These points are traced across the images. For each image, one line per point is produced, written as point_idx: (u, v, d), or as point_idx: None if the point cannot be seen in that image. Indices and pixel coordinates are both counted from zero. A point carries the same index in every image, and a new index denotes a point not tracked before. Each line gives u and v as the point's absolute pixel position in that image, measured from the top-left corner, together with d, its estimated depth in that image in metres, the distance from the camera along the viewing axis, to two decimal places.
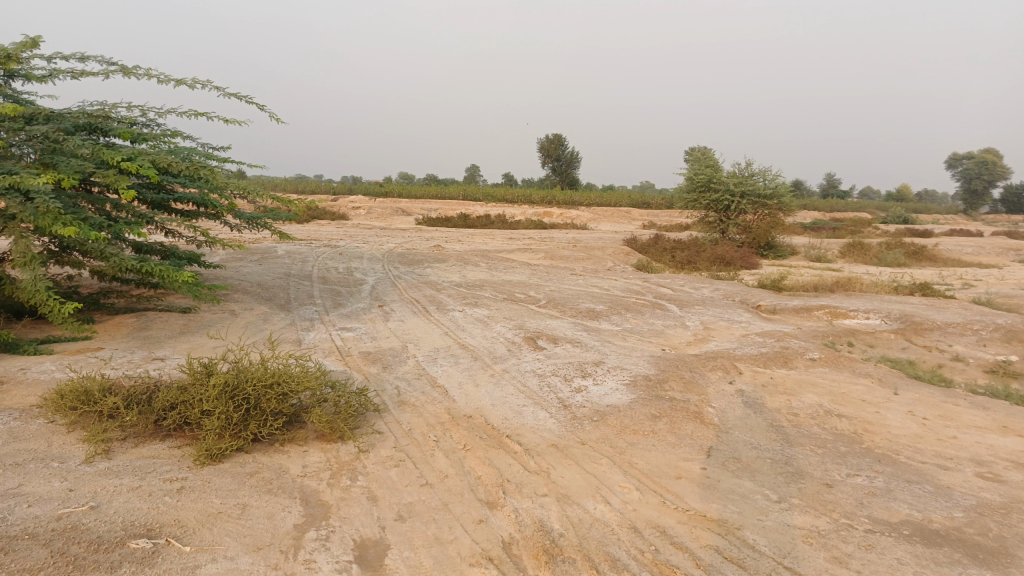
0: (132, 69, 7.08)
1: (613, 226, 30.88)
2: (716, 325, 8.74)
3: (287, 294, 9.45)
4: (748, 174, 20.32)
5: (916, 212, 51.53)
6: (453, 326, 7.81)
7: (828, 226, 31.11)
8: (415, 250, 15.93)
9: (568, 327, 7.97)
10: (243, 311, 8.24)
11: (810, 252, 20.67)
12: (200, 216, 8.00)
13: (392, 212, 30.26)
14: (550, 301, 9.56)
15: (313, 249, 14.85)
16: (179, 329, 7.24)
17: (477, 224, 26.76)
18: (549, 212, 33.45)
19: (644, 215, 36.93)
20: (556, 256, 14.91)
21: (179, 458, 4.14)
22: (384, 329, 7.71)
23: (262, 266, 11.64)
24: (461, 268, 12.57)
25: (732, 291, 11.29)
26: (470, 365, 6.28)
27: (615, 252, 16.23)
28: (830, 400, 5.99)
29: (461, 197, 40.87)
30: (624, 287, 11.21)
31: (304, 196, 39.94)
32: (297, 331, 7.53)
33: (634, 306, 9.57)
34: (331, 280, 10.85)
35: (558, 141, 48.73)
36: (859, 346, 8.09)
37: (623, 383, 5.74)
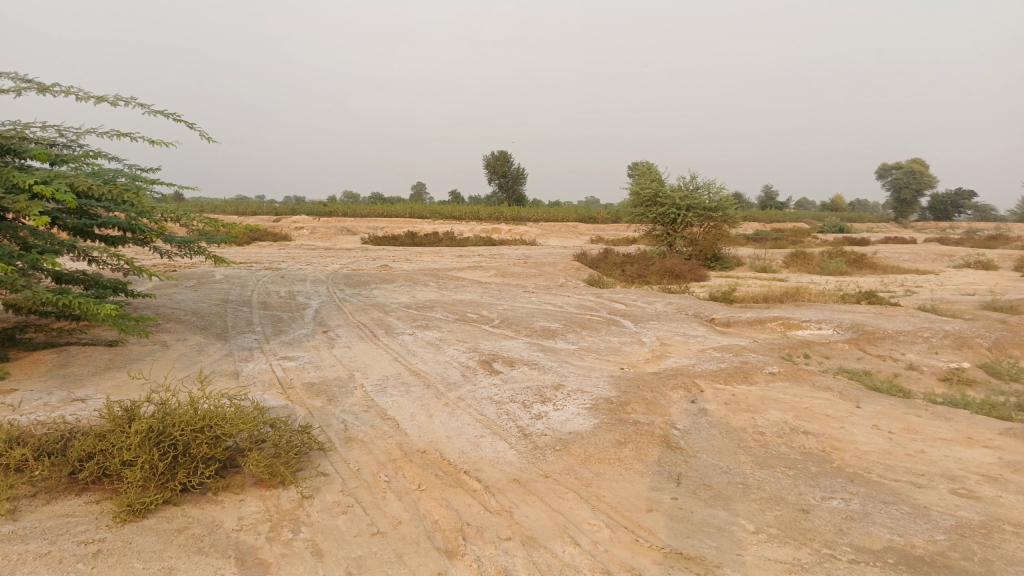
0: (46, 86, 6.50)
1: (561, 241, 30.82)
2: (673, 341, 8.57)
3: (224, 322, 8.92)
4: (693, 187, 20.48)
5: (851, 221, 53.23)
6: (403, 351, 7.43)
7: (770, 237, 31.69)
8: (361, 270, 15.45)
9: (524, 348, 7.68)
10: (176, 343, 7.70)
11: (756, 263, 20.92)
12: (128, 242, 7.71)
13: (337, 232, 29.60)
14: (503, 321, 9.26)
15: (253, 273, 14.22)
16: (104, 365, 6.68)
17: (424, 242, 26.34)
18: (497, 229, 33.25)
19: (591, 229, 37.09)
20: (507, 273, 14.63)
21: (96, 515, 3.66)
22: (329, 357, 7.29)
23: (198, 292, 11.05)
24: (410, 289, 12.18)
25: (685, 305, 11.19)
26: (422, 394, 5.92)
27: (565, 268, 16.06)
28: (795, 416, 5.84)
29: (407, 215, 40.34)
30: (577, 304, 10.99)
31: (245, 218, 38.82)
32: (235, 362, 7.05)
33: (588, 323, 9.35)
34: (272, 305, 10.34)
35: (503, 158, 48.72)
36: (816, 357, 8.02)
37: (584, 407, 5.47)
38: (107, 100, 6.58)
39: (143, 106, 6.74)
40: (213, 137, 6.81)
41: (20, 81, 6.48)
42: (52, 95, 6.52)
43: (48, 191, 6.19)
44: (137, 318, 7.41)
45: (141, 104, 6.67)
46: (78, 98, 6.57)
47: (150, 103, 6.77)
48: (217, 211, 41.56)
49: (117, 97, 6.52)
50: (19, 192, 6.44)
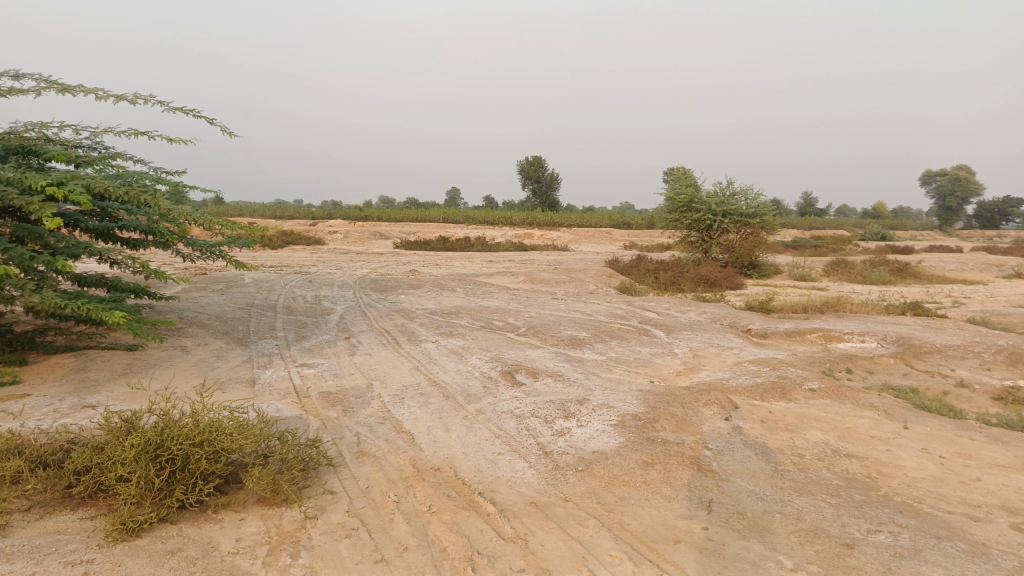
0: (68, 86, 6.48)
1: (594, 247, 30.43)
2: (706, 353, 8.20)
3: (247, 327, 8.80)
4: (730, 193, 19.98)
5: (893, 229, 51.88)
6: (425, 360, 7.20)
7: (808, 244, 30.92)
8: (389, 275, 15.33)
9: (549, 358, 7.39)
10: (195, 348, 7.59)
11: (794, 271, 20.32)
12: (147, 245, 7.69)
13: (370, 236, 29.70)
14: (530, 329, 8.99)
15: (282, 277, 14.18)
16: (121, 370, 6.58)
17: (456, 246, 26.23)
18: (530, 234, 33.05)
19: (625, 235, 36.64)
20: (537, 279, 14.36)
21: (88, 534, 3.48)
22: (348, 365, 7.09)
23: (225, 297, 10.99)
24: (437, 295, 11.97)
25: (720, 314, 10.79)
26: (440, 406, 5.67)
27: (597, 274, 15.73)
28: (837, 438, 5.45)
29: (440, 220, 40.30)
30: (607, 312, 10.67)
31: (281, 221, 39.28)
32: (253, 369, 6.88)
33: (618, 332, 9.02)
34: (297, 310, 10.22)
35: (537, 163, 48.52)
36: (859, 373, 7.59)
37: (610, 424, 5.16)
38: (126, 98, 6.51)
39: (162, 103, 6.66)
40: (231, 135, 6.67)
41: (40, 80, 6.45)
42: (71, 94, 6.47)
43: (61, 192, 6.12)
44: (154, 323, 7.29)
45: (160, 102, 6.58)
46: (96, 97, 6.51)
47: (169, 102, 6.69)
48: (254, 215, 42.01)
49: (136, 95, 6.45)
50: (36, 193, 6.39)
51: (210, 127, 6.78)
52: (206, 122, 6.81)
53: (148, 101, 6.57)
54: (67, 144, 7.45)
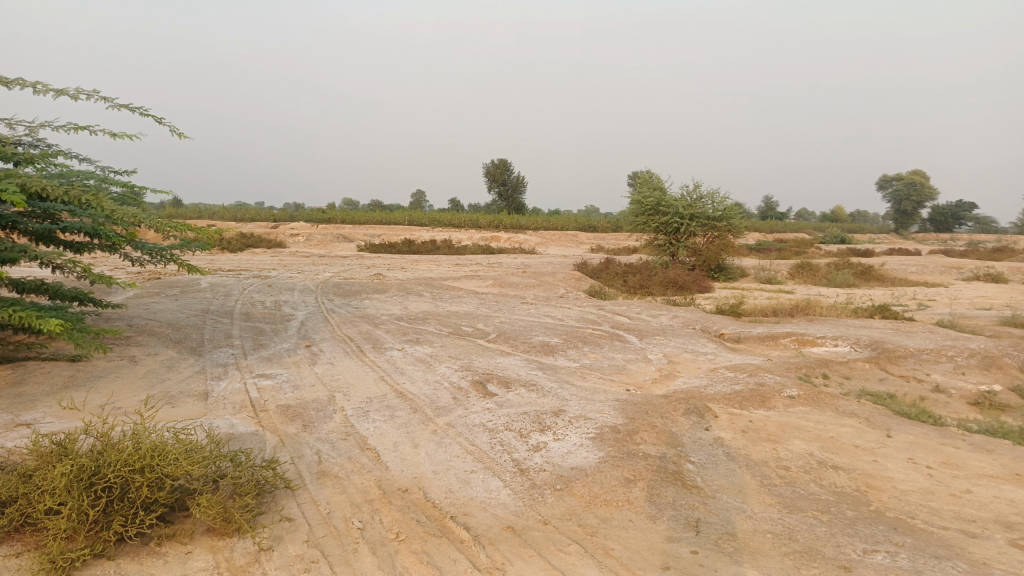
0: (2, 78, 6.00)
1: (561, 250, 30.28)
2: (681, 358, 8.00)
3: (201, 335, 8.35)
4: (697, 196, 19.95)
5: (852, 232, 52.85)
6: (391, 369, 6.86)
7: (772, 247, 31.19)
8: (353, 279, 14.89)
9: (521, 366, 7.11)
10: (145, 358, 7.13)
11: (761, 274, 20.38)
12: (93, 248, 7.21)
13: (333, 239, 29.09)
14: (500, 335, 8.69)
15: (240, 282, 13.67)
16: (62, 383, 6.11)
17: (421, 250, 25.81)
18: (496, 237, 32.77)
19: (592, 238, 36.59)
20: (505, 283, 14.08)
21: (10, 574, 3.07)
22: (309, 375, 6.71)
23: (180, 303, 10.48)
24: (402, 299, 11.61)
25: (692, 318, 10.62)
26: (407, 419, 5.35)
27: (565, 277, 15.50)
28: (821, 448, 5.26)
29: (405, 222, 39.79)
30: (577, 317, 10.42)
31: (242, 223, 38.42)
32: (206, 380, 6.47)
33: (591, 338, 8.77)
34: (256, 317, 9.77)
35: (503, 166, 48.31)
36: (835, 378, 7.45)
37: (588, 437, 4.89)
38: (67, 93, 6.05)
39: (107, 99, 6.21)
40: (183, 134, 6.25)
41: None
42: (6, 87, 5.99)
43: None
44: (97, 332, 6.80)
45: (105, 98, 6.13)
46: (34, 91, 6.04)
47: (116, 97, 6.25)
48: (215, 218, 41.04)
49: (79, 90, 5.99)
50: None
51: (161, 125, 6.35)
52: (155, 119, 6.38)
53: (91, 97, 6.11)
54: (4, 141, 6.95)
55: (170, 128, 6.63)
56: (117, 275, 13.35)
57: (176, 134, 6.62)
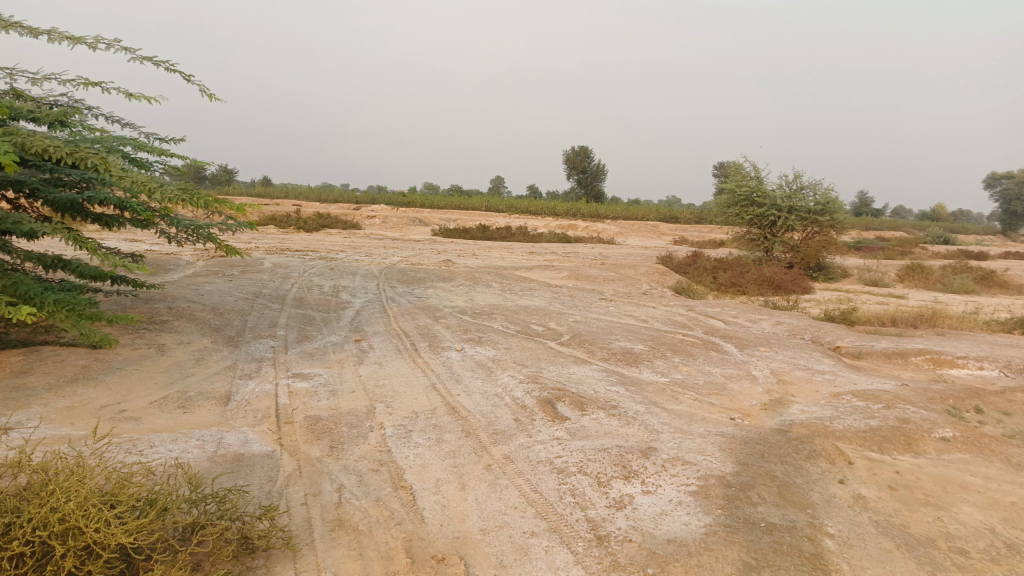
0: (14, 22, 5.24)
1: (642, 241, 28.76)
2: (792, 378, 6.65)
3: (243, 323, 7.55)
4: (797, 187, 18.18)
5: (958, 232, 49.02)
6: (446, 375, 5.81)
7: (873, 246, 28.73)
8: (421, 265, 13.98)
9: (599, 379, 5.93)
10: (175, 348, 6.34)
11: (865, 276, 18.44)
12: (121, 223, 6.38)
13: (409, 221, 28.49)
14: (575, 337, 7.52)
15: (304, 264, 13.01)
16: (72, 374, 5.31)
17: (497, 236, 24.89)
18: (574, 225, 31.51)
19: (675, 229, 34.86)
20: (582, 275, 12.89)
21: None
22: (350, 378, 5.74)
23: (232, 285, 9.80)
24: (469, 290, 10.59)
25: (798, 326, 9.18)
26: (456, 448, 4.28)
27: (649, 271, 14.17)
28: (1004, 521, 3.90)
29: (482, 207, 39.01)
30: (664, 318, 9.14)
31: (322, 203, 38.63)
32: (232, 380, 5.57)
33: (682, 345, 7.51)
34: (308, 303, 8.96)
35: (583, 154, 46.98)
36: (992, 413, 5.96)
37: (687, 492, 3.70)
38: (81, 41, 5.21)
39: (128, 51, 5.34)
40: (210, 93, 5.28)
41: None
42: (16, 32, 5.21)
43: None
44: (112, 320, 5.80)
45: (124, 48, 5.27)
46: (47, 38, 5.25)
47: (137, 48, 5.38)
48: (297, 197, 41.52)
49: (93, 38, 5.13)
50: None
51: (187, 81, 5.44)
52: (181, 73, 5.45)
53: (109, 45, 5.26)
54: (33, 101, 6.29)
55: (200, 87, 5.75)
56: (180, 251, 12.88)
57: (206, 93, 5.70)
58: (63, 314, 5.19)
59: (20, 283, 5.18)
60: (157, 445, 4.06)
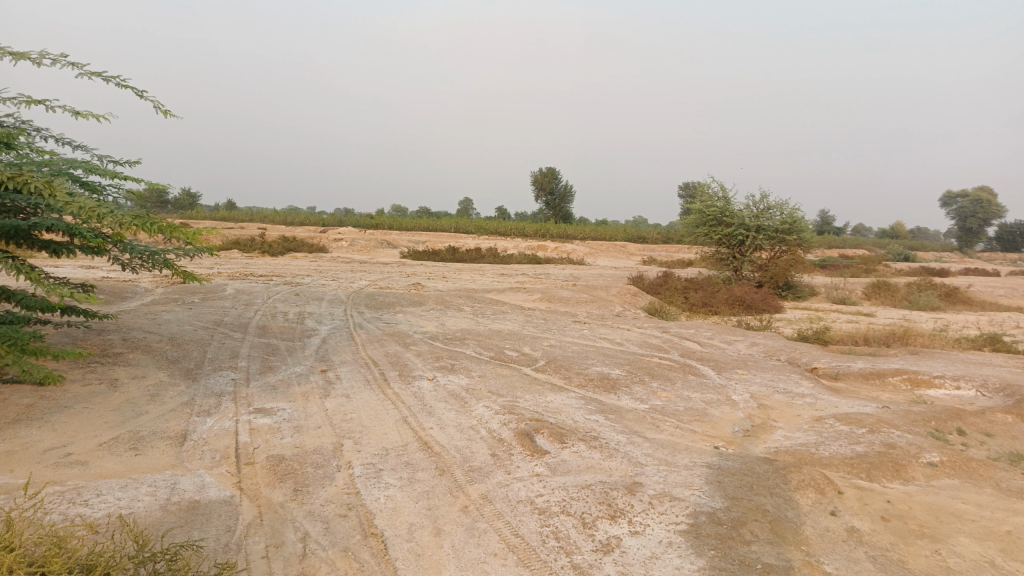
0: None
1: (611, 261, 28.76)
2: (773, 403, 6.51)
3: (203, 354, 7.20)
4: (764, 206, 18.27)
5: (917, 249, 50.08)
6: (417, 407, 5.54)
7: (837, 264, 29.12)
8: (389, 289, 13.69)
9: (577, 408, 5.71)
10: (128, 383, 5.98)
11: (832, 294, 18.58)
12: (70, 250, 6.00)
13: (377, 244, 28.14)
14: (550, 363, 7.29)
15: (268, 289, 12.64)
16: (14, 414, 4.93)
17: (466, 258, 24.67)
18: (544, 245, 31.43)
19: (643, 249, 34.98)
20: (554, 297, 12.71)
21: None
22: (316, 412, 5.43)
23: (192, 313, 9.41)
24: (439, 314, 10.33)
25: (773, 347, 9.09)
26: (430, 488, 4.02)
27: (620, 292, 14.06)
28: (1002, 553, 3.75)
29: (450, 229, 38.80)
30: (639, 341, 8.97)
31: (287, 226, 38.09)
32: (189, 417, 5.23)
33: (659, 370, 7.34)
34: (272, 332, 8.62)
35: (550, 175, 47.16)
36: (974, 435, 5.87)
37: (677, 532, 3.49)
38: (24, 57, 4.85)
39: (76, 68, 5.02)
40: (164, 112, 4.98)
41: None
42: None
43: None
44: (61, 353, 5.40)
45: (71, 63, 4.91)
46: None
47: (86, 64, 5.03)
48: (262, 220, 40.90)
49: (37, 53, 4.77)
50: None
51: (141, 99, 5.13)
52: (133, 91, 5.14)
53: (55, 61, 4.90)
54: None
55: (155, 106, 5.44)
56: (138, 277, 12.42)
57: (161, 111, 5.37)
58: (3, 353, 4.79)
59: None
60: (103, 493, 3.72)
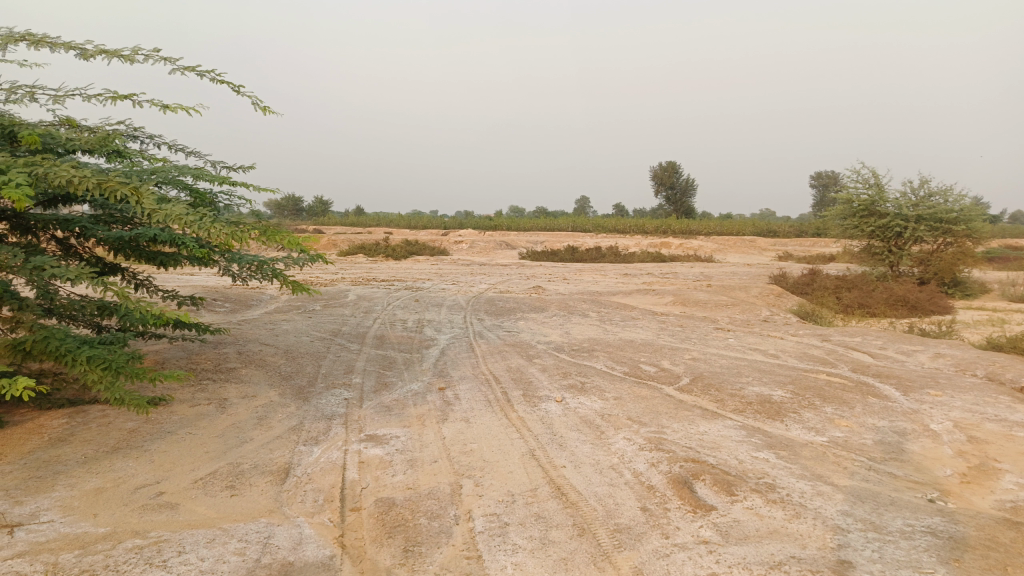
0: (44, 37, 4.62)
1: (743, 258, 26.90)
2: (987, 435, 5.20)
3: (317, 369, 6.75)
4: (925, 194, 16.15)
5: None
6: (547, 438, 4.73)
7: (1006, 256, 25.73)
8: (510, 293, 13.02)
9: (739, 442, 4.71)
10: (237, 404, 5.56)
11: (1011, 292, 16.13)
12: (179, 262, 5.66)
13: (496, 245, 27.75)
14: (697, 381, 6.30)
15: (389, 295, 12.32)
16: (115, 442, 4.56)
17: (587, 257, 23.76)
18: (668, 242, 29.93)
19: (776, 244, 32.62)
20: (689, 299, 11.58)
21: None
22: (432, 442, 4.74)
23: (311, 322, 9.11)
24: (564, 321, 9.51)
25: (965, 359, 7.58)
26: (569, 555, 3.19)
27: (762, 293, 12.69)
28: None
29: (569, 229, 37.93)
30: (797, 352, 7.76)
31: (409, 230, 38.69)
32: (295, 446, 4.69)
33: (829, 391, 6.17)
34: (390, 342, 8.12)
35: (672, 169, 45.35)
36: None
37: None
38: (119, 55, 4.70)
39: (168, 61, 4.73)
40: (255, 98, 4.61)
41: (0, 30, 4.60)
42: (46, 48, 4.62)
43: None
44: (153, 377, 4.63)
45: (162, 58, 4.69)
46: (80, 54, 4.65)
47: (180, 60, 4.88)
48: (386, 224, 41.82)
49: (132, 50, 4.63)
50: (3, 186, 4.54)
51: (233, 89, 4.79)
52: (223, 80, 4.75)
53: (148, 57, 4.76)
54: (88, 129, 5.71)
55: (251, 100, 5.09)
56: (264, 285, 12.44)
57: (257, 106, 5.10)
58: (94, 377, 4.35)
59: (53, 338, 4.37)
60: (187, 552, 3.18)
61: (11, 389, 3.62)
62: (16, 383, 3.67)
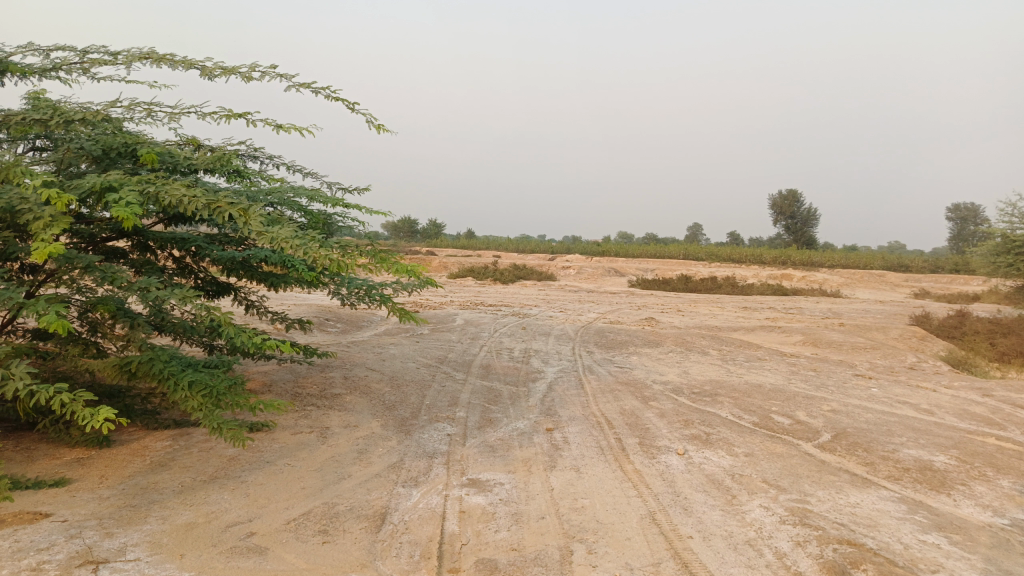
0: (167, 56, 4.63)
1: (874, 294, 24.93)
2: None
3: (421, 399, 6.47)
4: None
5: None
6: (669, 499, 4.18)
7: None
8: (622, 324, 12.45)
9: (900, 520, 3.99)
10: (337, 434, 5.33)
11: None
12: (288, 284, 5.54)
13: (605, 271, 27.16)
14: (838, 437, 5.55)
15: (496, 321, 12.04)
16: (213, 471, 4.40)
17: (701, 288, 22.75)
18: (789, 274, 28.29)
19: (910, 280, 30.20)
20: (819, 339, 10.60)
21: None
22: (539, 493, 4.30)
23: (417, 348, 8.92)
24: (681, 359, 8.86)
25: None
26: None
27: (902, 335, 11.50)
28: None
29: (681, 257, 36.80)
30: (955, 409, 6.77)
31: (517, 253, 38.77)
32: (393, 487, 4.37)
33: (1003, 459, 5.25)
34: (496, 373, 7.77)
35: (793, 198, 43.23)
36: None
37: None
38: (236, 71, 4.63)
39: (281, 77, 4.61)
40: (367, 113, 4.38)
41: (128, 49, 4.64)
42: (168, 66, 4.62)
43: (108, 197, 3.99)
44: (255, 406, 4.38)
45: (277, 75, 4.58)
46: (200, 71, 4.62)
47: (296, 77, 4.81)
48: (495, 248, 42.13)
49: (249, 66, 4.55)
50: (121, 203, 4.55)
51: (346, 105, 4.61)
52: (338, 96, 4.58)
53: (264, 74, 4.69)
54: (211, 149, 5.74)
55: (365, 117, 4.90)
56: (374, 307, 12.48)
57: (370, 124, 4.95)
58: (193, 403, 4.20)
59: (158, 361, 4.29)
60: None
61: (92, 421, 3.49)
62: (98, 413, 3.55)
